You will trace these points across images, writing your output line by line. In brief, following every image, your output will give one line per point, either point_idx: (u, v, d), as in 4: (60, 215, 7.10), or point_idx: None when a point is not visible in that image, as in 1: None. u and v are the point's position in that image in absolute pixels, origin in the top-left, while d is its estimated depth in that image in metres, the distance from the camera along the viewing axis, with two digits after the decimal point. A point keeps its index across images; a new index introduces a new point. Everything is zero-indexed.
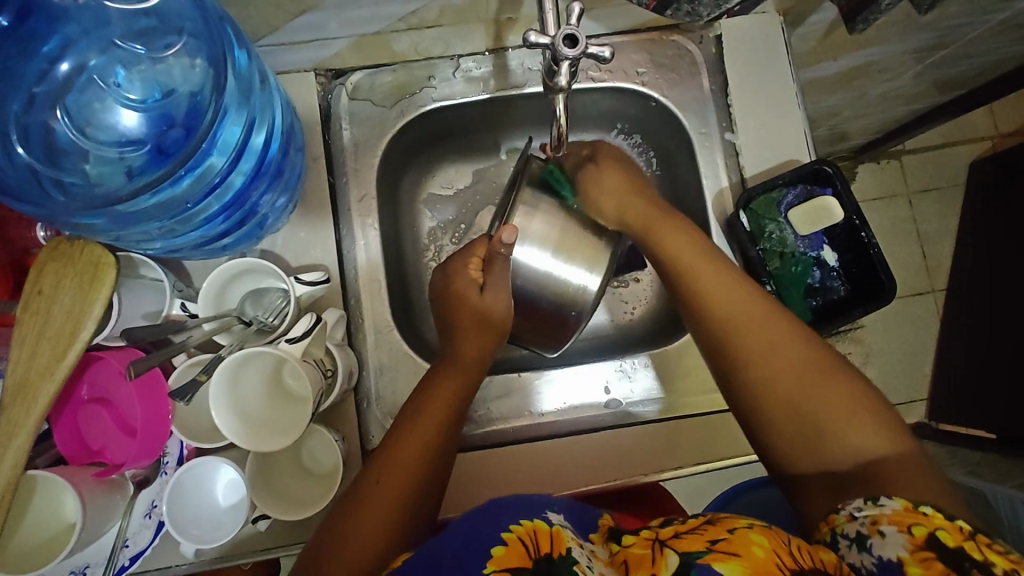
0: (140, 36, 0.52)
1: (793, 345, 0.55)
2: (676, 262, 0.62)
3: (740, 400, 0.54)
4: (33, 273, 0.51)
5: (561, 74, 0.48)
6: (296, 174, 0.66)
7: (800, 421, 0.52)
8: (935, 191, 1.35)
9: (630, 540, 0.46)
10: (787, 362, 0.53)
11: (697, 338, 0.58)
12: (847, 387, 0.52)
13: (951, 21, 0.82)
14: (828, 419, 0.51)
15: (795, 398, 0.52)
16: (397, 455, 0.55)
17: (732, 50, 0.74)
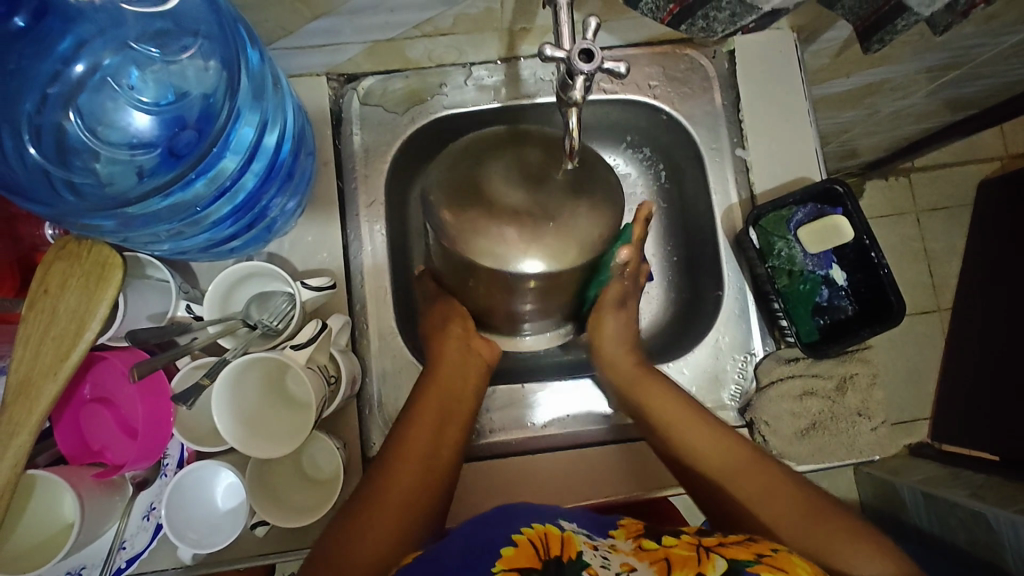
0: (155, 37, 0.52)
1: (759, 474, 0.56)
2: (660, 422, 0.62)
3: (737, 493, 0.56)
4: (40, 271, 0.51)
5: (575, 89, 0.47)
6: (305, 177, 0.66)
7: (801, 551, 0.51)
8: (943, 209, 1.35)
9: (670, 541, 0.49)
10: (775, 511, 0.53)
11: (707, 433, 0.60)
12: (846, 522, 0.51)
13: (965, 41, 0.82)
14: (822, 533, 0.51)
15: (794, 547, 0.51)
16: (405, 459, 0.55)
17: (745, 66, 0.74)
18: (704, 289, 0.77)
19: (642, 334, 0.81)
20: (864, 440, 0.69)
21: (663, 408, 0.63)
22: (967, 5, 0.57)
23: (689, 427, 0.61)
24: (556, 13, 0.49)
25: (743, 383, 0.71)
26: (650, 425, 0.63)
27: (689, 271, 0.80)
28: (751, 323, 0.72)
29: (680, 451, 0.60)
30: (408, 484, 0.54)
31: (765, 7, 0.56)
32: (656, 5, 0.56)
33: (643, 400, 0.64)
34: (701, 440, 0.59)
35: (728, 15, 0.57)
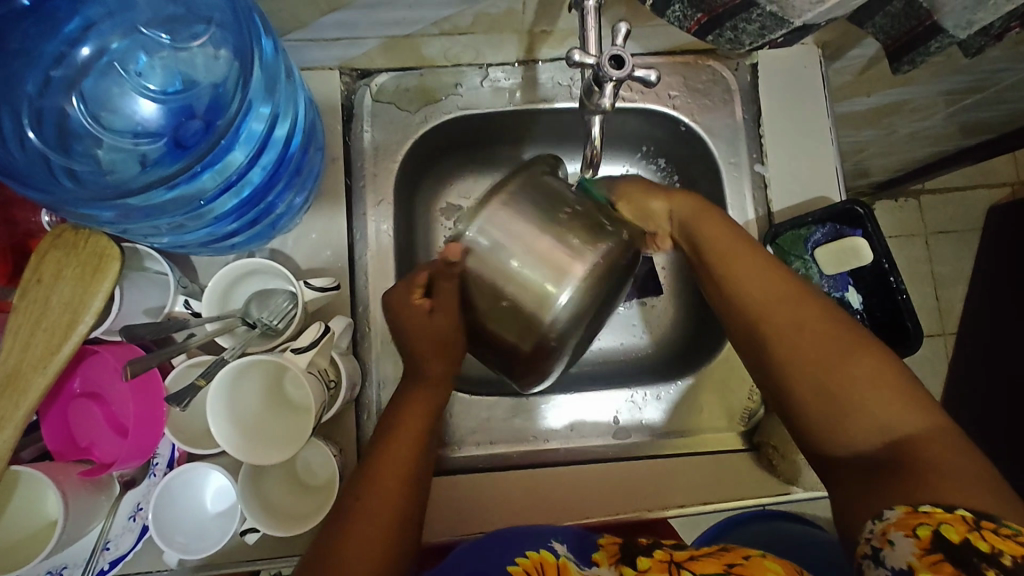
0: (166, 23, 0.50)
1: (804, 300, 0.52)
2: (714, 264, 0.56)
3: (774, 340, 0.51)
4: (34, 260, 0.49)
5: (603, 96, 0.48)
6: (313, 174, 0.64)
7: (828, 405, 0.48)
8: (953, 233, 1.33)
9: (644, 563, 0.44)
10: (809, 343, 0.50)
11: (755, 256, 0.55)
12: (887, 365, 0.48)
13: (990, 65, 0.80)
14: (861, 367, 0.48)
15: (825, 385, 0.48)
16: (372, 483, 0.51)
17: (767, 80, 0.72)
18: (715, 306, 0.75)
19: (649, 348, 0.79)
20: None
21: (743, 262, 0.55)
22: (1003, 29, 0.56)
23: (738, 249, 0.55)
24: (583, 18, 0.49)
25: (751, 404, 0.70)
26: (704, 256, 0.57)
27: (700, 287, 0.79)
28: None
29: (720, 273, 0.55)
30: (375, 513, 0.49)
31: (796, 23, 0.53)
32: (684, 12, 0.54)
33: (707, 245, 0.58)
34: (752, 272, 0.54)
35: (758, 29, 0.55)
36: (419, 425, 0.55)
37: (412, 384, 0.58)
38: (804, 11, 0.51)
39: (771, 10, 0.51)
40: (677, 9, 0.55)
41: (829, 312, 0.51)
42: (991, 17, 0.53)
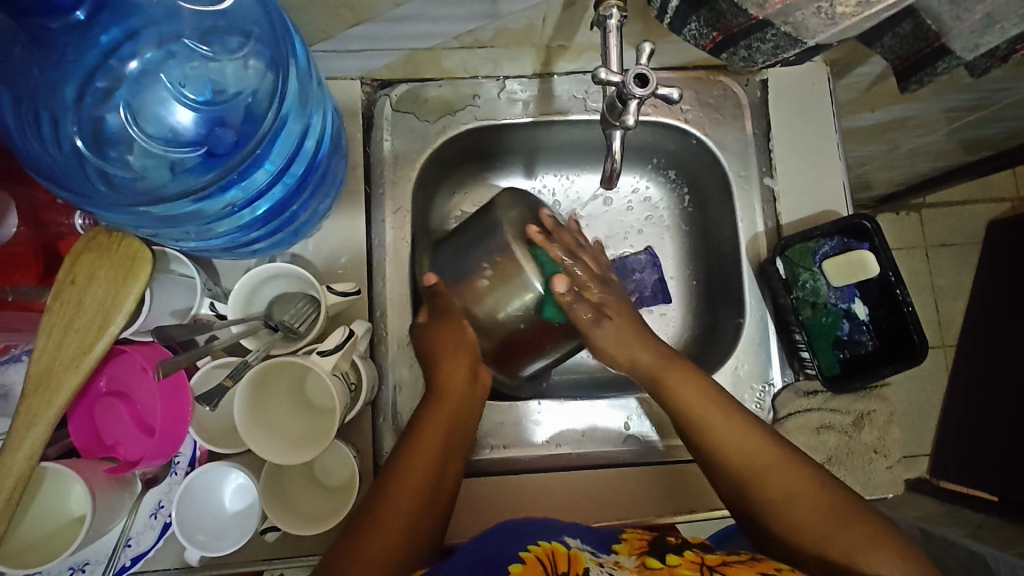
0: (204, 36, 0.51)
1: (793, 470, 0.55)
2: (681, 410, 0.61)
3: (771, 486, 0.54)
4: (67, 262, 0.50)
5: (627, 113, 0.50)
6: (336, 181, 0.66)
7: (817, 549, 0.51)
8: (953, 247, 1.35)
9: (674, 560, 0.48)
10: (802, 514, 0.52)
11: (745, 425, 0.58)
12: (866, 523, 0.51)
13: (992, 84, 0.82)
14: (851, 531, 0.50)
15: (814, 537, 0.51)
16: (390, 499, 0.52)
17: (777, 96, 0.74)
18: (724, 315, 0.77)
19: None
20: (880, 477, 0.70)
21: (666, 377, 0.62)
22: (1008, 52, 0.58)
23: (727, 424, 0.58)
24: (605, 37, 0.51)
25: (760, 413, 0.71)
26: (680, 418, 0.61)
27: (709, 297, 0.80)
28: (771, 351, 0.72)
29: (709, 445, 0.58)
30: (391, 528, 0.51)
31: (809, 43, 0.55)
32: (700, 31, 0.56)
33: (670, 388, 0.62)
34: (701, 400, 0.60)
35: (771, 48, 0.57)
36: (437, 442, 0.57)
37: (430, 404, 0.60)
38: (817, 32, 0.52)
39: (785, 31, 0.53)
40: (693, 28, 0.56)
41: (825, 481, 0.54)
42: (998, 41, 0.55)
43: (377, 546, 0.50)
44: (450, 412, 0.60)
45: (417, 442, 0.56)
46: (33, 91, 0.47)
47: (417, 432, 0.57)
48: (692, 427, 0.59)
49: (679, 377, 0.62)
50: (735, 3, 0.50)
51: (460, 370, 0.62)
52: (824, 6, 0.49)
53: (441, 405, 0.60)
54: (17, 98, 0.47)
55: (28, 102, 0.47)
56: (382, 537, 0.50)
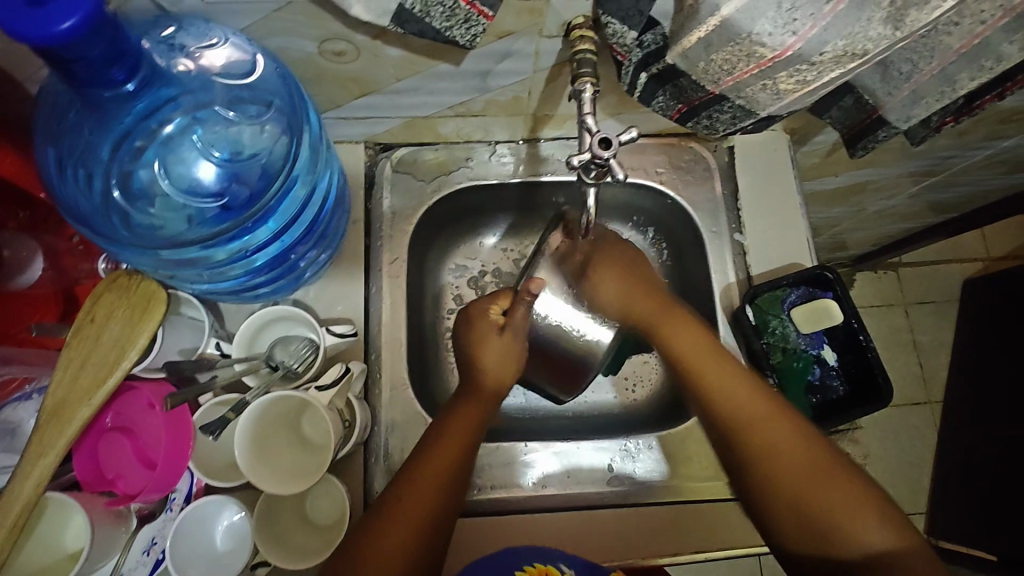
0: (231, 104, 0.56)
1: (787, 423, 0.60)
2: (678, 356, 0.66)
3: (758, 437, 0.60)
4: (90, 301, 0.55)
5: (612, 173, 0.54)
6: (338, 234, 0.72)
7: (791, 497, 0.57)
8: (931, 304, 1.41)
9: None
10: (781, 444, 0.59)
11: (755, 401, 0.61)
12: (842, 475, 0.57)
13: (941, 152, 0.90)
14: (833, 485, 0.56)
15: (787, 481, 0.57)
16: (415, 483, 0.58)
17: (742, 161, 0.82)
18: None
19: (643, 403, 0.83)
20: None
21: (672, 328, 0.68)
22: (940, 122, 0.66)
23: (733, 389, 0.62)
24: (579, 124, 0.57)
25: None
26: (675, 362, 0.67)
27: None
28: None
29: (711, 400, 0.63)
30: (399, 538, 0.54)
31: (762, 114, 0.62)
32: (667, 103, 0.64)
33: (663, 330, 0.68)
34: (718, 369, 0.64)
35: (730, 118, 0.64)
36: (449, 456, 0.60)
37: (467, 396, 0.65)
38: (768, 105, 0.59)
39: (740, 103, 0.60)
40: (661, 100, 0.63)
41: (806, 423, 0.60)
42: (926, 112, 0.62)
43: (385, 548, 0.54)
44: (470, 425, 0.62)
45: (423, 459, 0.59)
46: (74, 150, 0.52)
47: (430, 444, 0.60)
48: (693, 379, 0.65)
49: (710, 358, 0.65)
50: (693, 80, 0.58)
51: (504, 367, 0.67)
52: (769, 84, 0.55)
53: (454, 424, 0.62)
54: (60, 157, 0.52)
55: (69, 159, 0.52)
56: (392, 545, 0.54)
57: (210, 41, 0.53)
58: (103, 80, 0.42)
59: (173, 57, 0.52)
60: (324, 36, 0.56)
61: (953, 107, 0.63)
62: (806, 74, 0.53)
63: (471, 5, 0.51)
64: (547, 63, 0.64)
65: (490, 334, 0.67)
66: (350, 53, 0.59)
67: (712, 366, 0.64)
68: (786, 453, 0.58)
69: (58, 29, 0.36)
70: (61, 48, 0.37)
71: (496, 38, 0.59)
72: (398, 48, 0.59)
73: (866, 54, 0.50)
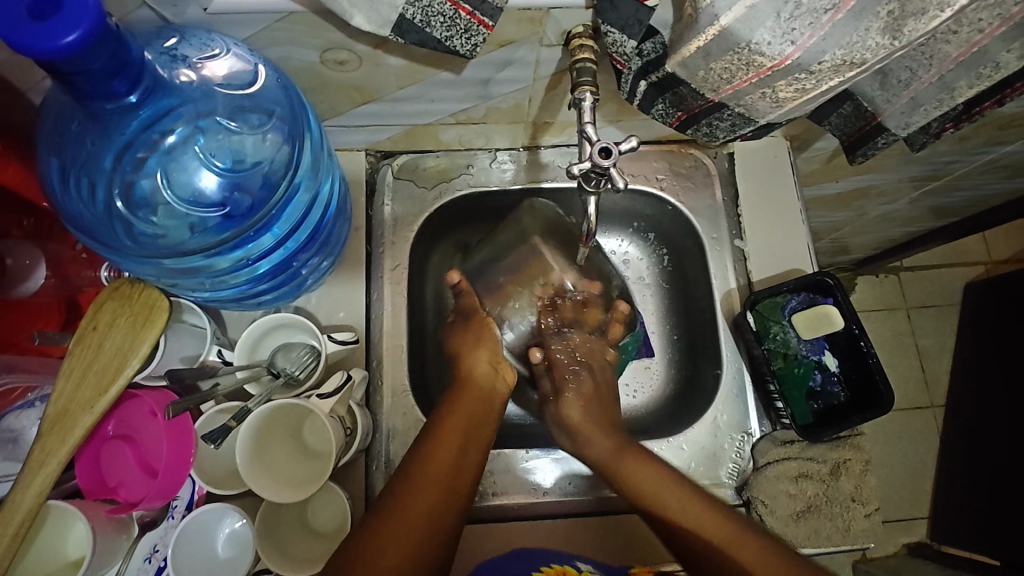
0: (232, 114, 0.56)
1: (745, 549, 0.56)
2: (640, 496, 0.63)
3: (726, 557, 0.57)
4: (92, 309, 0.55)
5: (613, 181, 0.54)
6: (339, 240, 0.72)
7: None
8: (933, 308, 1.40)
9: None
10: (731, 541, 0.57)
11: (709, 519, 0.59)
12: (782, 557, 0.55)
13: (941, 157, 0.90)
14: (767, 559, 0.55)
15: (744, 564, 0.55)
16: (417, 481, 0.57)
17: (743, 167, 0.82)
18: (703, 370, 0.81)
19: (644, 409, 0.84)
20: (859, 526, 0.72)
21: (644, 479, 0.64)
22: (940, 129, 0.66)
23: (689, 515, 0.60)
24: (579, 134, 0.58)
25: (740, 462, 0.75)
26: (639, 499, 0.63)
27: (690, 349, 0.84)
28: (748, 401, 0.76)
29: (689, 540, 0.59)
30: (406, 538, 0.53)
31: (761, 121, 0.62)
32: (667, 111, 0.64)
33: (627, 478, 0.65)
34: (698, 519, 0.60)
35: (729, 126, 0.64)
36: (449, 458, 0.60)
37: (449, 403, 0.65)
38: (767, 112, 0.59)
39: (739, 111, 0.60)
40: (661, 108, 0.63)
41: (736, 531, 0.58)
42: (925, 119, 0.62)
43: (389, 548, 0.52)
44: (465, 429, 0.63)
45: (425, 461, 0.59)
46: (77, 160, 0.52)
47: (429, 447, 0.60)
48: (654, 518, 0.62)
49: (664, 491, 0.62)
50: (693, 88, 0.58)
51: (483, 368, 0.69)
52: (768, 92, 0.55)
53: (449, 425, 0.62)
54: (64, 166, 0.52)
55: (73, 169, 0.52)
56: (399, 544, 0.52)
57: (212, 52, 0.53)
58: (105, 93, 0.42)
59: (175, 68, 0.52)
60: (326, 46, 0.56)
61: (953, 114, 0.63)
62: (804, 83, 0.53)
63: (471, 15, 0.51)
64: (547, 71, 0.64)
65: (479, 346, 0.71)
66: (351, 62, 0.59)
67: (679, 502, 0.61)
68: (739, 544, 0.57)
69: (62, 43, 0.36)
70: (66, 61, 0.37)
71: (496, 47, 0.59)
72: (400, 58, 0.59)
73: (865, 63, 0.50)
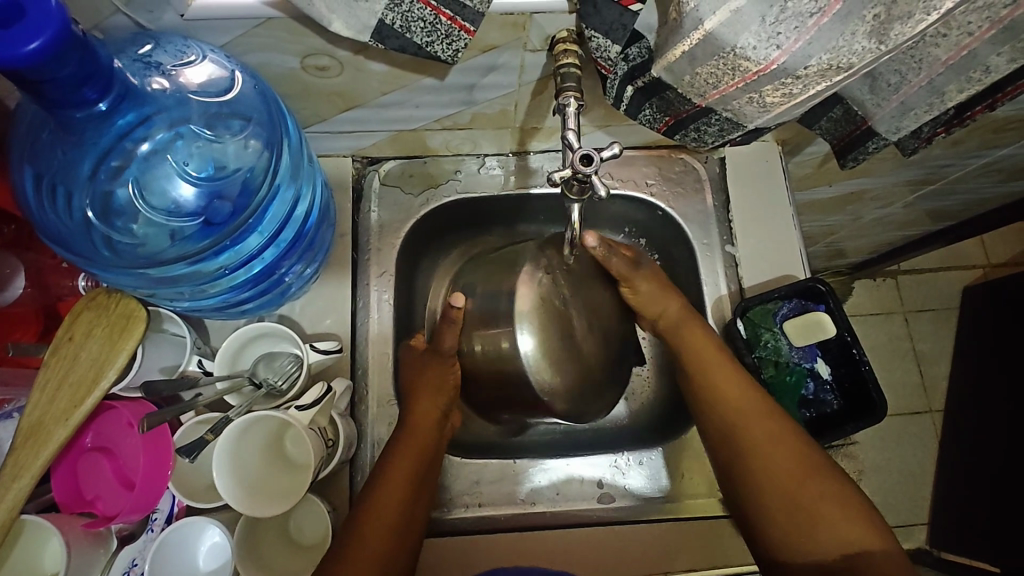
0: (210, 120, 0.56)
1: (787, 444, 0.62)
2: (706, 382, 0.67)
3: (763, 463, 0.62)
4: (68, 320, 0.54)
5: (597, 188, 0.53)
6: (323, 247, 0.71)
7: (785, 501, 0.60)
8: (930, 312, 1.39)
9: None
10: (762, 435, 0.63)
11: (773, 425, 0.63)
12: (832, 481, 0.60)
13: (936, 161, 0.89)
14: (814, 486, 0.60)
15: (779, 485, 0.60)
16: (379, 494, 0.60)
17: (733, 172, 0.81)
18: None
19: (635, 417, 0.82)
20: None
21: (717, 369, 0.67)
22: (931, 133, 0.65)
23: (758, 422, 0.64)
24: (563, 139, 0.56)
25: None
26: (697, 391, 0.68)
27: None
28: None
29: (726, 439, 0.65)
30: (370, 556, 0.56)
31: (750, 126, 0.61)
32: (654, 116, 0.63)
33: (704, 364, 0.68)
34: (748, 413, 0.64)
35: (718, 131, 0.63)
36: (405, 486, 0.61)
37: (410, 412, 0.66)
38: (755, 117, 0.58)
39: (726, 116, 0.59)
40: (648, 113, 0.63)
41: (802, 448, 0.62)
42: (916, 124, 0.61)
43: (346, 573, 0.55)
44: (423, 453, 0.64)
45: (382, 488, 0.60)
46: (53, 168, 0.51)
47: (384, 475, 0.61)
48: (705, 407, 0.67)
49: (757, 415, 0.64)
50: (680, 93, 0.57)
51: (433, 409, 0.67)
52: (755, 96, 0.54)
53: (408, 451, 0.63)
54: (38, 175, 0.51)
55: (47, 177, 0.51)
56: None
57: (187, 58, 0.52)
58: (75, 101, 0.41)
59: (147, 75, 0.51)
60: (305, 51, 0.55)
61: (944, 118, 0.62)
62: (791, 87, 0.52)
63: (451, 20, 0.50)
64: (533, 76, 0.63)
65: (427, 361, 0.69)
66: (332, 68, 0.58)
67: (737, 409, 0.65)
68: (783, 463, 0.61)
69: (25, 50, 0.35)
70: (30, 69, 0.37)
71: (479, 52, 0.58)
72: (382, 63, 0.58)
73: (852, 67, 0.50)
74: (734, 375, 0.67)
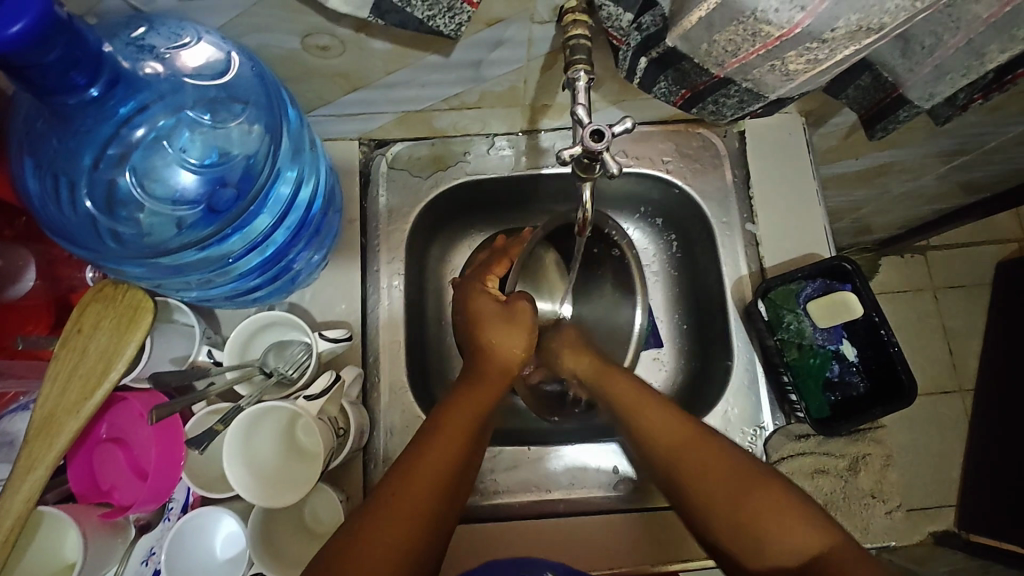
0: (208, 105, 0.54)
1: (693, 448, 0.57)
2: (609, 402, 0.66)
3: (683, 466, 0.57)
4: (76, 312, 0.54)
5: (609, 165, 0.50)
6: (331, 234, 0.70)
7: (710, 510, 0.54)
8: (960, 288, 1.34)
9: None
10: (660, 432, 0.60)
11: (652, 410, 0.62)
12: (711, 463, 0.56)
13: (972, 129, 0.84)
14: (710, 483, 0.55)
15: (704, 494, 0.55)
16: (448, 425, 0.59)
17: (754, 146, 0.77)
18: (712, 360, 0.78)
19: None
20: (879, 524, 0.69)
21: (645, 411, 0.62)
22: (968, 100, 0.61)
23: (639, 409, 0.62)
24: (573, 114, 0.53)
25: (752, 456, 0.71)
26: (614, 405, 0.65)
27: (700, 340, 0.81)
28: (761, 395, 0.72)
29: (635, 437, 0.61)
30: (429, 476, 0.54)
31: (771, 97, 0.58)
32: (670, 88, 0.60)
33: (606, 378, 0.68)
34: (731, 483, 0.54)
35: (737, 102, 0.60)
36: (464, 427, 0.59)
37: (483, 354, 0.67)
38: (778, 86, 0.55)
39: (746, 86, 0.56)
40: (663, 85, 0.60)
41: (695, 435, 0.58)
42: (951, 89, 0.57)
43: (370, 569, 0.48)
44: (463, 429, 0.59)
45: (448, 424, 0.59)
46: (52, 158, 0.50)
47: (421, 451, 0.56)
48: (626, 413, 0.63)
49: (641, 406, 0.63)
50: (697, 63, 0.54)
51: (515, 342, 0.67)
52: (777, 64, 0.51)
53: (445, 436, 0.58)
54: (39, 166, 0.50)
55: (48, 168, 0.50)
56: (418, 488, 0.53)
57: (182, 40, 0.51)
58: (65, 86, 0.40)
59: (141, 59, 0.50)
60: (305, 31, 0.53)
61: (982, 83, 0.59)
62: (817, 53, 0.49)
63: None
64: (542, 50, 0.61)
65: (491, 306, 0.71)
66: (334, 47, 0.56)
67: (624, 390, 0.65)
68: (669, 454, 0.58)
69: (8, 33, 0.34)
70: (14, 54, 0.35)
71: (485, 25, 0.55)
72: (385, 41, 0.56)
73: (883, 28, 0.46)
74: (702, 449, 0.57)
